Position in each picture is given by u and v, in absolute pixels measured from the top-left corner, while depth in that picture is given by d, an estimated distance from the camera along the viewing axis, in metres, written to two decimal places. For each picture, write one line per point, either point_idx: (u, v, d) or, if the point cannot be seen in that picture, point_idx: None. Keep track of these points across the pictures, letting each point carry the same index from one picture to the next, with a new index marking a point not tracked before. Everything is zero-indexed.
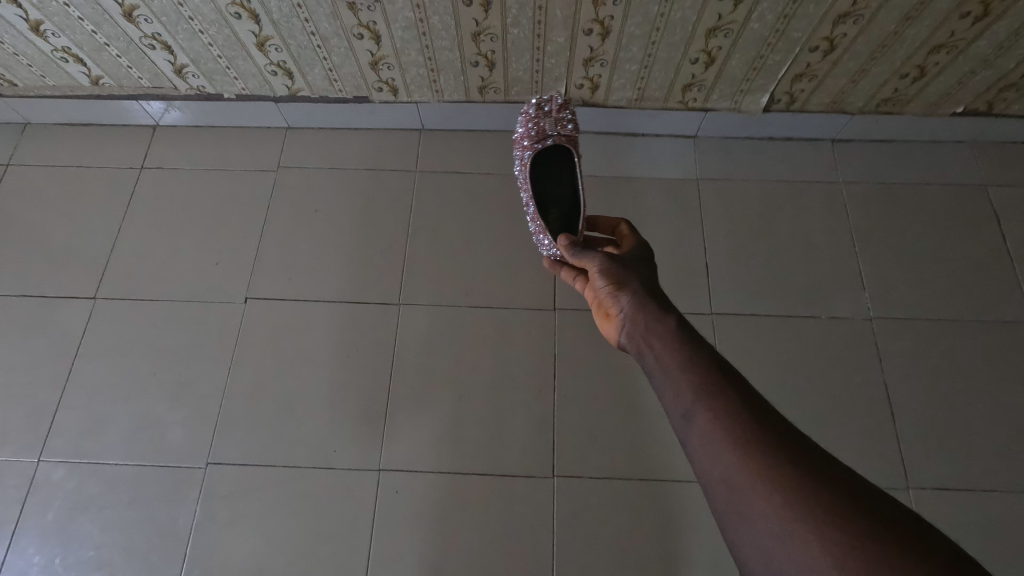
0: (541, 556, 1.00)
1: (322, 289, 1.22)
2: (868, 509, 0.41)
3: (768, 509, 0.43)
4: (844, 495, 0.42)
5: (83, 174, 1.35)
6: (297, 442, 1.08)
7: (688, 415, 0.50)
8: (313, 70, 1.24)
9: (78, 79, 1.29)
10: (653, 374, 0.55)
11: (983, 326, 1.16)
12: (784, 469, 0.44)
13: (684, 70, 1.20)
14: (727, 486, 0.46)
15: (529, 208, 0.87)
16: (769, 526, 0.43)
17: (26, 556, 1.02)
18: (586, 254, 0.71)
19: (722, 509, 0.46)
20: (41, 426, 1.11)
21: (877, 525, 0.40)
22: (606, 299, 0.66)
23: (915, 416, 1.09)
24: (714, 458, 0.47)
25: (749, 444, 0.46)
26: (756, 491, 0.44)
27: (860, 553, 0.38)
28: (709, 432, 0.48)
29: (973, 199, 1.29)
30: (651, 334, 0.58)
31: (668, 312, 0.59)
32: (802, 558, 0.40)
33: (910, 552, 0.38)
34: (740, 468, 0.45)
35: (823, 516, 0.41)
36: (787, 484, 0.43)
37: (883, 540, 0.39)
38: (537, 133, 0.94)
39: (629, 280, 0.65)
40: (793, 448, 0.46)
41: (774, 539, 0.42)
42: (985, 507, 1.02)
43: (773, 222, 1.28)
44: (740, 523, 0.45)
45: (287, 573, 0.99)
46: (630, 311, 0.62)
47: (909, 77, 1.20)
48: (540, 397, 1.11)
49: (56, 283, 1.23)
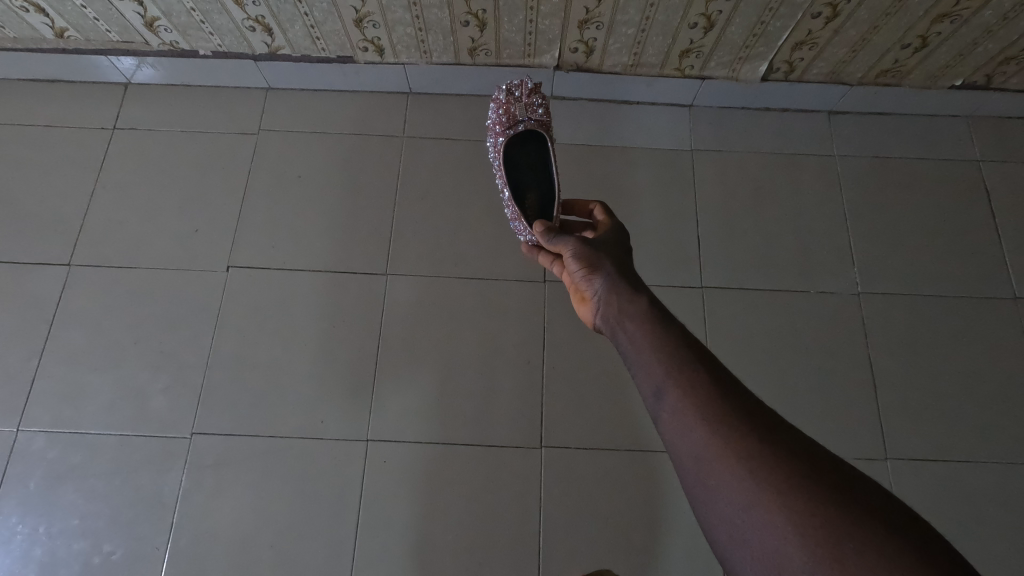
0: (528, 524, 1.02)
1: (307, 258, 1.19)
2: (833, 479, 0.41)
3: (735, 479, 0.42)
4: (810, 465, 0.42)
5: (52, 134, 1.29)
6: (284, 413, 1.07)
7: (658, 390, 0.49)
8: (294, 26, 1.17)
9: (41, 31, 1.21)
10: (626, 352, 0.54)
11: (968, 302, 1.18)
12: (751, 442, 0.43)
13: (682, 35, 1.15)
14: (695, 459, 0.45)
15: (504, 195, 0.85)
16: (735, 498, 0.42)
17: (9, 525, 1.01)
18: (560, 239, 0.70)
19: (690, 482, 0.45)
20: (18, 395, 1.08)
21: (842, 496, 0.40)
22: (581, 283, 0.66)
23: (896, 390, 1.11)
24: (683, 433, 0.46)
25: (717, 417, 0.45)
26: (723, 463, 0.43)
27: (823, 523, 0.38)
28: (678, 406, 0.47)
29: (965, 175, 1.29)
30: (624, 314, 0.57)
31: (642, 292, 0.59)
32: (767, 526, 0.40)
33: (873, 522, 0.38)
34: (708, 440, 0.44)
35: (788, 484, 0.41)
36: (753, 457, 0.42)
37: (848, 510, 0.39)
38: (508, 120, 0.91)
39: (603, 261, 0.65)
40: (761, 420, 0.45)
41: (739, 511, 0.42)
42: (958, 476, 1.05)
43: (766, 196, 1.26)
44: (707, 496, 0.44)
45: (277, 541, 1.00)
46: (605, 292, 0.61)
47: (910, 47, 1.17)
48: (528, 369, 1.11)
49: (28, 248, 1.19)
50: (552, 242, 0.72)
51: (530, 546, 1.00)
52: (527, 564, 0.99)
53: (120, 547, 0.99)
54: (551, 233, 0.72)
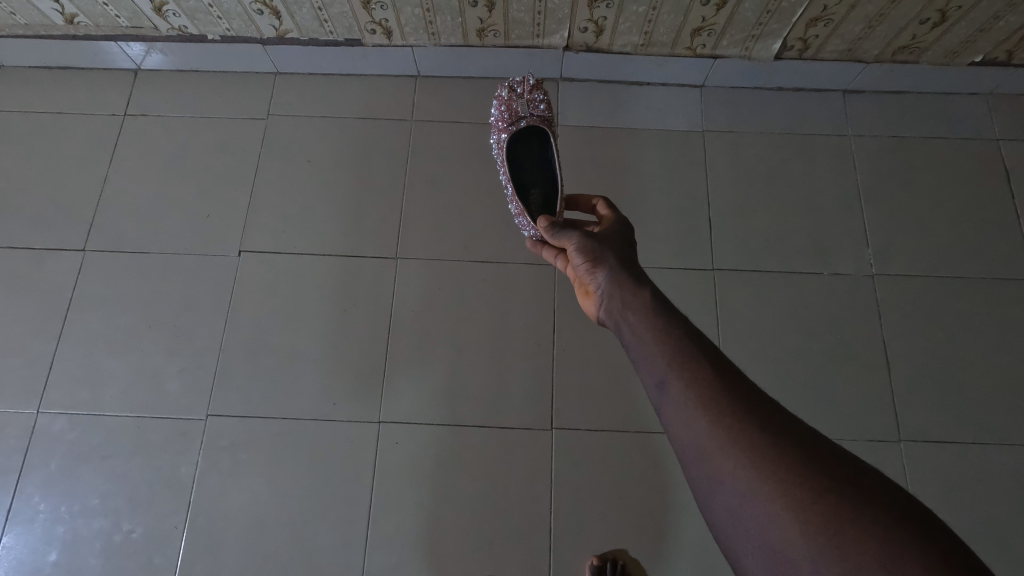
0: (539, 505, 1.02)
1: (317, 243, 1.19)
2: (835, 469, 0.41)
3: (736, 469, 0.42)
4: (814, 456, 0.41)
5: (64, 121, 1.29)
6: (296, 396, 1.09)
7: (661, 381, 0.49)
8: (302, 9, 1.17)
9: (51, 17, 1.22)
10: (629, 345, 0.54)
11: (985, 285, 1.16)
12: (752, 432, 0.43)
13: (695, 13, 1.13)
14: (697, 450, 0.45)
15: (508, 192, 0.82)
16: (735, 487, 0.42)
17: (32, 504, 1.03)
18: (563, 234, 0.70)
19: (693, 473, 0.45)
20: (37, 378, 1.10)
21: (843, 486, 0.39)
22: (585, 277, 0.65)
23: (910, 372, 1.10)
24: (684, 424, 0.46)
25: (718, 409, 0.45)
26: (725, 453, 0.43)
27: (823, 512, 0.38)
28: (680, 397, 0.47)
29: (984, 155, 1.26)
30: (627, 307, 0.57)
31: (644, 284, 0.58)
32: (768, 516, 0.40)
33: (876, 512, 0.37)
34: (709, 432, 0.44)
35: (790, 475, 0.40)
36: (755, 446, 0.42)
37: (849, 500, 0.38)
38: (510, 116, 0.90)
39: (607, 254, 0.64)
40: (763, 410, 0.45)
41: (740, 501, 0.41)
42: (973, 459, 1.04)
43: (779, 176, 1.24)
44: (709, 486, 0.44)
45: (290, 522, 1.02)
46: (608, 285, 0.61)
47: (929, 22, 1.14)
48: (539, 351, 1.11)
49: (43, 234, 1.20)
50: (556, 236, 0.71)
51: (541, 526, 1.01)
52: (539, 543, 1.00)
53: (139, 526, 1.02)
54: (556, 227, 0.71)
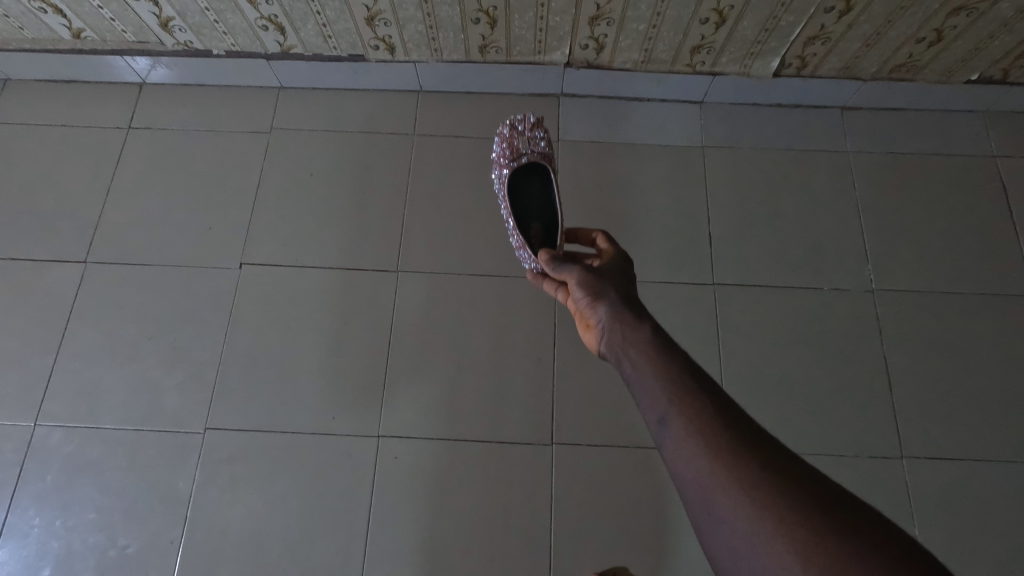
0: (539, 521, 1.02)
1: (318, 255, 1.19)
2: (837, 509, 0.40)
3: (738, 508, 0.42)
4: (815, 495, 0.41)
5: (69, 134, 1.30)
6: (295, 409, 1.08)
7: (663, 418, 0.49)
8: (306, 25, 1.19)
9: (58, 32, 1.23)
10: (630, 380, 0.54)
11: (984, 300, 1.16)
12: (752, 470, 0.43)
13: (694, 31, 1.15)
14: (698, 489, 0.44)
15: (509, 225, 0.83)
16: (738, 527, 0.41)
17: (27, 518, 1.02)
18: (563, 265, 0.70)
19: (695, 513, 0.45)
20: (35, 391, 1.10)
21: (846, 526, 0.39)
22: (585, 309, 0.65)
23: (911, 388, 1.10)
24: (686, 461, 0.46)
25: (719, 446, 0.45)
26: (727, 491, 0.43)
27: (826, 553, 0.38)
28: (681, 434, 0.47)
29: (981, 171, 1.27)
30: (627, 341, 0.57)
31: (644, 318, 0.58)
32: (771, 557, 0.39)
33: (879, 552, 0.37)
34: (711, 469, 0.44)
35: (793, 514, 0.40)
36: (756, 484, 0.42)
37: (852, 540, 0.38)
38: (511, 153, 0.92)
39: (607, 287, 0.64)
40: (763, 448, 0.45)
41: (742, 541, 0.41)
42: (976, 476, 1.04)
43: (778, 192, 1.25)
44: (711, 526, 0.43)
45: (288, 538, 1.01)
46: (608, 318, 0.61)
47: (925, 42, 1.15)
48: (539, 366, 1.11)
49: (45, 246, 1.20)
50: (556, 268, 0.71)
51: (541, 542, 1.00)
52: (539, 560, 0.99)
53: (135, 541, 1.01)
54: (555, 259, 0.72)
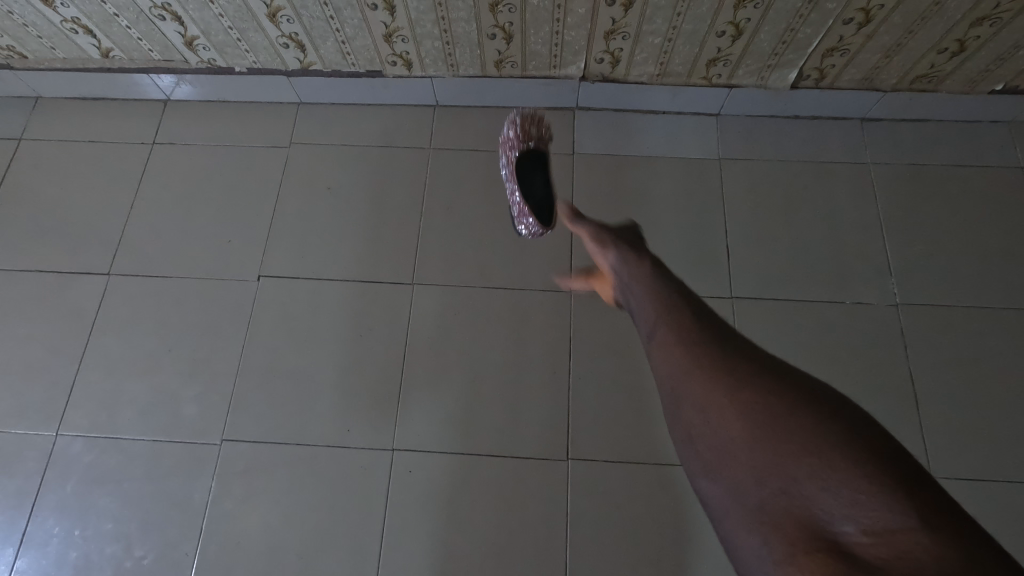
0: (555, 538, 1.00)
1: (335, 268, 1.20)
2: (825, 479, 0.48)
3: (732, 477, 0.52)
4: (811, 471, 0.48)
5: (96, 149, 1.34)
6: (311, 421, 1.08)
7: (671, 389, 0.60)
8: (326, 43, 1.21)
9: (88, 52, 1.27)
10: (647, 355, 0.65)
11: (1015, 315, 1.13)
12: (754, 446, 0.52)
13: (710, 44, 1.15)
14: (705, 452, 0.55)
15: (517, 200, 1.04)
16: (727, 487, 0.53)
17: (46, 527, 1.03)
18: (597, 249, 0.81)
19: (694, 472, 0.57)
20: (58, 401, 1.12)
21: (832, 499, 0.46)
22: (614, 285, 0.79)
23: (939, 405, 1.07)
24: (697, 420, 0.57)
25: (731, 419, 0.54)
26: (729, 465, 0.53)
27: (799, 518, 0.47)
28: (692, 406, 0.57)
29: (1009, 182, 1.24)
30: (649, 315, 0.67)
31: (666, 295, 0.68)
32: (755, 521, 0.49)
33: (853, 521, 0.45)
34: (714, 436, 0.55)
35: (784, 489, 0.49)
36: (757, 462, 0.51)
37: (833, 512, 0.46)
38: (523, 134, 1.04)
39: (637, 264, 0.75)
40: (772, 415, 0.53)
41: (731, 500, 0.52)
42: (1010, 498, 1.00)
43: (797, 204, 1.24)
44: (708, 480, 0.55)
45: (301, 551, 1.00)
46: (639, 292, 0.71)
47: (948, 52, 1.14)
48: (554, 379, 1.10)
49: (71, 258, 1.23)
50: (592, 242, 0.83)
51: (557, 560, 0.98)
52: None
53: (151, 552, 1.01)
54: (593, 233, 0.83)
